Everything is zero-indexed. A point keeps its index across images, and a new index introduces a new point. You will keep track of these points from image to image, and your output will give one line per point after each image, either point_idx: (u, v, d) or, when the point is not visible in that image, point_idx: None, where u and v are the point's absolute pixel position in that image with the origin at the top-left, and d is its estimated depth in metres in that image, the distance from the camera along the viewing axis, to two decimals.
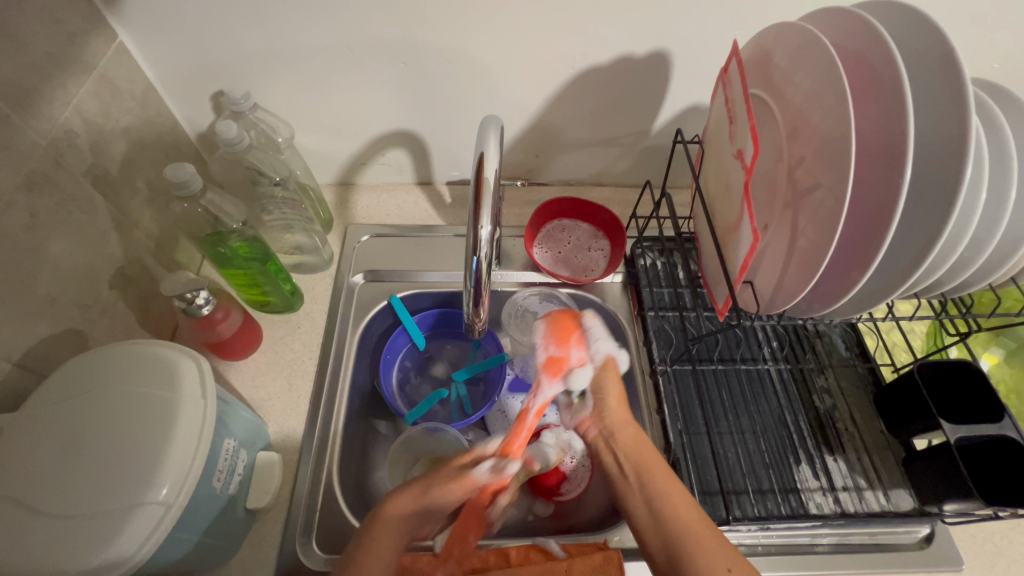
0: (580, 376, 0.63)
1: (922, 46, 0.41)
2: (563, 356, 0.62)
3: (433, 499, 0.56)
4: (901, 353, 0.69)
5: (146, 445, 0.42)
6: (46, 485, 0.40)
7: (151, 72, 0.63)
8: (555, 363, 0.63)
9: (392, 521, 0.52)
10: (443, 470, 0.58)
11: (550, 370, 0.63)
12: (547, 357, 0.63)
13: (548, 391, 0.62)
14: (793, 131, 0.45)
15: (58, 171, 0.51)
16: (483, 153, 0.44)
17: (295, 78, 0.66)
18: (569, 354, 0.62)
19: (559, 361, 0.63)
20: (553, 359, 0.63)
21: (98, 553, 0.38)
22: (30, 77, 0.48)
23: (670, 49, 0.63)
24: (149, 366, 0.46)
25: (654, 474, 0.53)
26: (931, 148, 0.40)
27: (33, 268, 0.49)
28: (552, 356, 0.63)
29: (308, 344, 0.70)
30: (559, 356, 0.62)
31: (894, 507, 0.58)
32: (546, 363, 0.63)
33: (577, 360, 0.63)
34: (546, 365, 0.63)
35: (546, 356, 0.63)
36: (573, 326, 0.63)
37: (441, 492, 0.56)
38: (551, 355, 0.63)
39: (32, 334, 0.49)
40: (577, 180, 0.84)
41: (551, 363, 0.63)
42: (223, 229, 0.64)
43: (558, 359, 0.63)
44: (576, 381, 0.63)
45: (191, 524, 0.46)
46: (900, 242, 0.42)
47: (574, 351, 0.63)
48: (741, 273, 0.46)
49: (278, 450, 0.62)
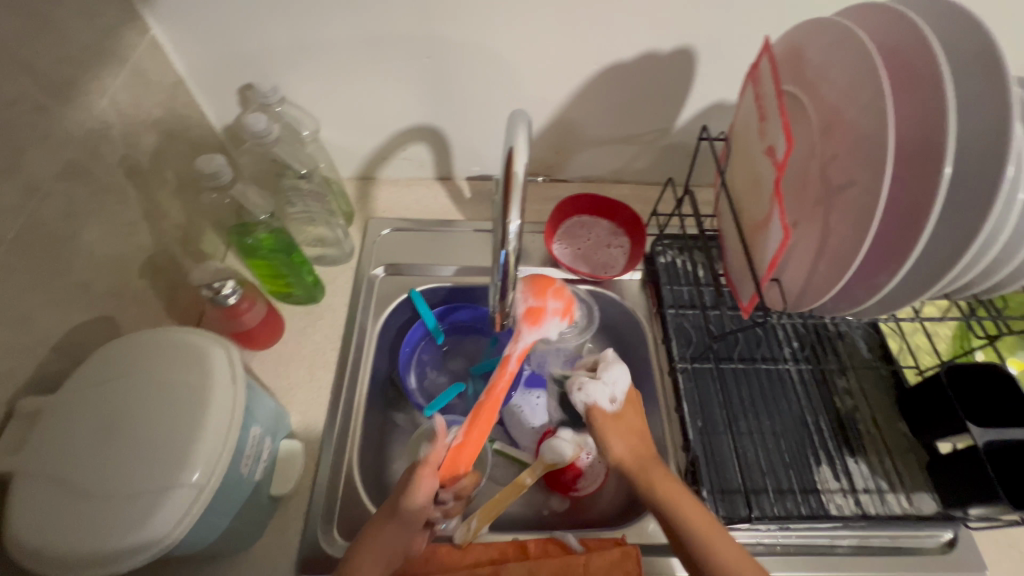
0: (553, 325, 0.62)
1: (963, 43, 0.40)
2: (542, 307, 0.61)
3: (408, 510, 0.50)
4: (925, 357, 0.68)
5: (180, 429, 0.43)
6: (84, 466, 0.41)
7: (181, 65, 0.64)
8: (533, 312, 0.61)
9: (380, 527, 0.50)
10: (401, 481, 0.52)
11: (527, 319, 0.61)
12: (525, 309, 0.61)
13: (528, 337, 0.61)
14: (826, 128, 0.45)
15: (93, 161, 0.52)
16: (512, 147, 0.44)
17: (322, 73, 0.66)
18: (545, 304, 0.61)
19: (536, 312, 0.61)
20: (531, 309, 0.61)
21: (134, 533, 0.39)
22: (69, 69, 0.49)
23: (696, 46, 0.63)
24: (182, 353, 0.47)
25: (679, 509, 0.49)
26: (971, 147, 0.39)
27: (70, 255, 0.50)
28: (529, 308, 0.61)
29: (329, 335, 0.71)
30: (537, 306, 0.61)
31: (917, 510, 0.57)
32: (524, 314, 0.61)
33: (553, 311, 0.62)
34: (523, 314, 0.61)
35: (523, 306, 0.62)
36: (550, 279, 0.63)
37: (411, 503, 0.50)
38: (528, 305, 0.61)
39: (69, 321, 0.51)
40: (597, 177, 0.84)
41: (528, 313, 0.61)
42: (250, 221, 0.65)
43: (536, 309, 0.61)
44: (553, 329, 0.62)
45: (220, 508, 0.46)
46: (936, 241, 0.42)
47: (550, 303, 0.62)
48: (770, 270, 0.46)
49: (300, 439, 0.63)
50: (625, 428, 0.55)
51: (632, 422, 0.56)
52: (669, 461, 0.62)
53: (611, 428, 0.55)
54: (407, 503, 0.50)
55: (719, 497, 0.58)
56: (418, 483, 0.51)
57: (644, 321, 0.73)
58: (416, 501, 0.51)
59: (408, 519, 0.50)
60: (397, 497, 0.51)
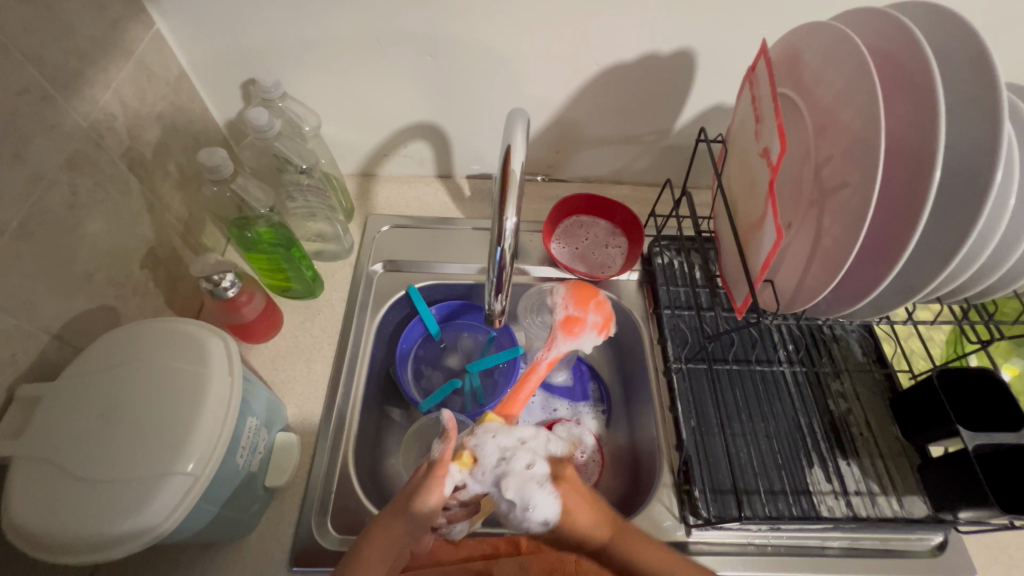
0: (588, 337, 0.65)
1: (956, 48, 0.41)
2: (580, 318, 0.65)
3: (419, 511, 0.48)
4: (919, 361, 0.69)
5: (178, 418, 0.43)
6: (81, 450, 0.42)
7: (185, 59, 0.65)
8: (571, 321, 0.66)
9: (388, 532, 0.47)
10: (419, 474, 0.51)
11: (564, 328, 0.65)
12: (563, 317, 0.66)
13: (562, 345, 0.65)
14: (821, 130, 0.45)
15: (97, 152, 0.53)
16: (510, 145, 0.45)
17: (324, 68, 0.67)
18: (583, 315, 0.65)
19: (574, 321, 0.66)
20: (569, 317, 0.66)
21: (129, 520, 0.39)
22: (74, 61, 0.49)
23: (696, 48, 0.63)
24: (182, 342, 0.48)
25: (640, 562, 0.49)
26: (961, 152, 0.40)
27: (73, 245, 0.51)
28: (569, 317, 0.66)
29: (327, 329, 0.71)
30: (575, 317, 0.66)
31: (907, 514, 0.58)
32: (562, 322, 0.66)
33: (592, 322, 0.65)
34: (561, 322, 0.66)
35: (562, 313, 0.66)
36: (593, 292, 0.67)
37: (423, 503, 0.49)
38: (567, 314, 0.66)
39: (71, 309, 0.51)
40: (596, 177, 0.84)
41: (566, 321, 0.66)
42: (251, 213, 0.65)
43: (575, 318, 0.66)
44: (588, 341, 0.66)
45: (216, 496, 0.47)
46: (927, 245, 0.42)
47: (589, 316, 0.66)
48: (763, 271, 0.46)
49: (296, 431, 0.63)
50: (574, 529, 0.50)
51: (577, 513, 0.51)
52: (662, 460, 0.63)
53: (564, 533, 0.51)
54: (420, 501, 0.48)
55: (711, 497, 0.58)
56: (433, 483, 0.50)
57: (641, 321, 0.73)
58: (427, 501, 0.49)
59: (416, 519, 0.48)
60: (408, 497, 0.49)
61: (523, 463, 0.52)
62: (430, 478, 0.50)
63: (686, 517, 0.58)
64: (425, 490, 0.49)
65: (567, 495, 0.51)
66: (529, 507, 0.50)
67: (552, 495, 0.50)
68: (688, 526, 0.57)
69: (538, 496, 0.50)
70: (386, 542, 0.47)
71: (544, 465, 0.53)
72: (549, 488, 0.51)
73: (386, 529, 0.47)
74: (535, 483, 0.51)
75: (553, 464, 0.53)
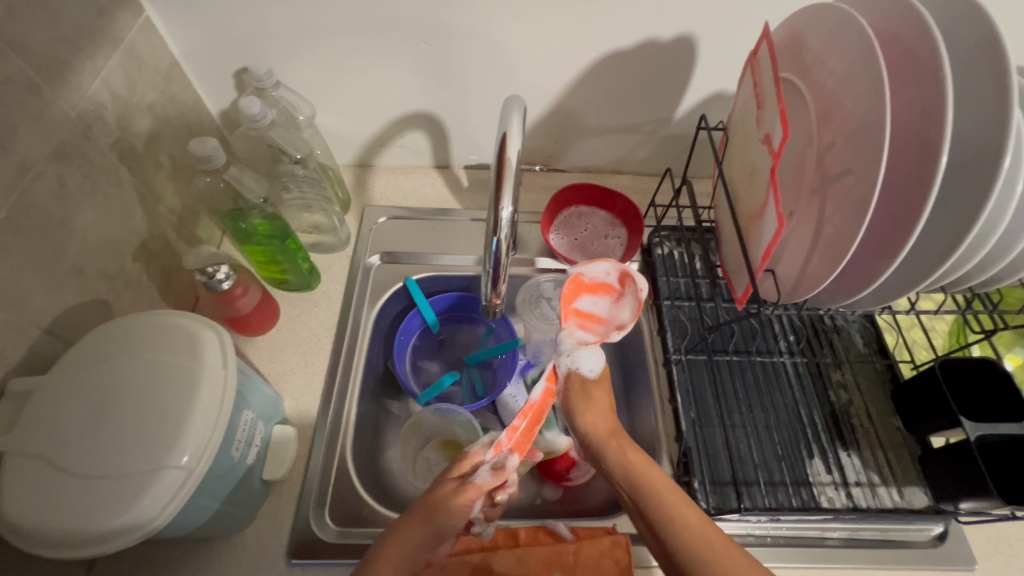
0: (602, 265, 0.60)
1: (965, 30, 0.40)
2: (579, 285, 0.60)
3: (441, 523, 0.49)
4: (921, 352, 0.67)
5: (171, 412, 0.43)
6: (72, 445, 0.41)
7: (176, 48, 0.63)
8: (605, 294, 0.61)
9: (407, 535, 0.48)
10: (443, 488, 0.51)
11: (577, 319, 0.61)
12: (605, 308, 0.61)
13: (596, 304, 0.61)
14: (825, 115, 0.44)
15: (86, 143, 0.52)
16: (506, 133, 0.44)
17: (319, 58, 0.66)
18: (627, 287, 0.60)
19: (598, 288, 0.61)
20: (633, 295, 0.59)
21: (122, 514, 0.39)
22: (60, 48, 0.48)
23: (697, 34, 0.62)
24: (175, 335, 0.47)
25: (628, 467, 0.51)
26: (968, 137, 0.39)
27: (62, 238, 0.50)
28: (578, 308, 0.61)
29: (324, 322, 0.70)
30: (620, 280, 0.60)
31: (908, 504, 0.57)
32: (615, 318, 0.61)
33: (578, 271, 0.60)
34: (626, 313, 0.60)
35: (598, 336, 0.61)
36: (574, 281, 0.60)
37: (446, 517, 0.50)
38: (594, 326, 0.61)
39: (61, 303, 0.51)
40: (594, 168, 0.83)
41: (572, 315, 0.60)
42: (245, 205, 0.64)
43: (605, 287, 0.61)
44: (594, 309, 0.61)
45: (212, 491, 0.47)
46: (932, 232, 0.42)
47: (587, 266, 0.60)
48: (764, 260, 0.45)
49: (293, 425, 0.63)
50: (590, 395, 0.59)
51: (599, 397, 0.60)
52: (662, 451, 0.62)
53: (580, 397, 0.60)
54: (443, 515, 0.49)
55: (710, 488, 0.58)
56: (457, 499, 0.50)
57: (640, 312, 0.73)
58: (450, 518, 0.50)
59: (439, 529, 0.50)
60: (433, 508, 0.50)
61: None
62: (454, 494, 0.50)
63: None
64: (450, 508, 0.50)
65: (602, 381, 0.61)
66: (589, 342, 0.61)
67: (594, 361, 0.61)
68: None
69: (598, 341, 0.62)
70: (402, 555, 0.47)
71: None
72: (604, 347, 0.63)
73: (410, 529, 0.48)
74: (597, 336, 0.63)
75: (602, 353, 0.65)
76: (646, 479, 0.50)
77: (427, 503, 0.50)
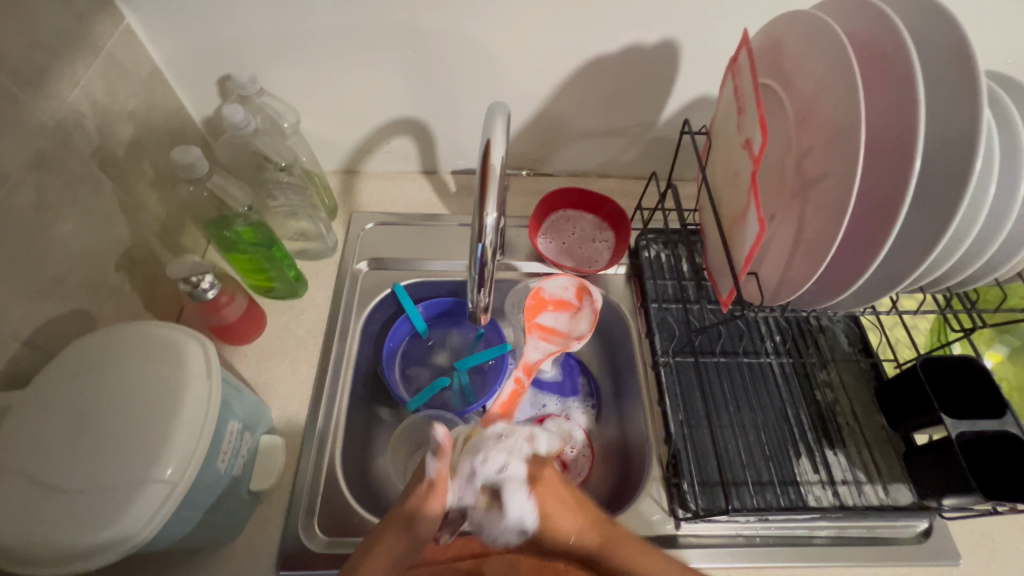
0: (561, 281, 0.70)
1: (936, 37, 0.41)
2: (542, 300, 0.71)
3: (424, 528, 0.48)
4: (904, 350, 0.69)
5: (153, 424, 0.42)
6: (51, 460, 0.40)
7: (157, 55, 0.63)
8: (563, 309, 0.71)
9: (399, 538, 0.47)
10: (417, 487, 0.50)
11: (540, 331, 0.70)
12: (565, 323, 0.71)
13: (554, 318, 0.71)
14: (802, 120, 0.45)
15: (66, 152, 0.51)
16: (489, 140, 0.45)
17: (302, 64, 0.65)
18: (583, 301, 0.70)
19: (559, 303, 0.71)
20: (589, 308, 0.70)
21: (104, 530, 0.39)
22: (38, 56, 0.48)
23: (679, 39, 0.62)
24: (159, 346, 0.46)
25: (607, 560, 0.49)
26: (941, 142, 0.39)
27: (42, 248, 0.49)
28: (541, 323, 0.71)
29: (312, 330, 0.70)
30: (576, 295, 0.71)
31: (893, 501, 0.58)
32: (574, 330, 0.70)
33: (540, 288, 0.71)
34: (584, 324, 0.70)
35: (560, 347, 0.70)
36: (536, 297, 0.70)
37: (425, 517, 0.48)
38: (556, 337, 0.70)
39: (41, 314, 0.50)
40: (582, 171, 0.84)
41: (536, 328, 0.70)
42: (230, 213, 0.64)
43: (565, 302, 0.71)
44: (555, 322, 0.71)
45: (197, 502, 0.46)
46: (909, 234, 0.42)
47: (547, 282, 0.71)
48: (746, 264, 0.46)
49: (281, 434, 0.62)
50: (557, 536, 0.50)
51: (561, 520, 0.50)
52: (651, 453, 0.63)
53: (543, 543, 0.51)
54: (424, 516, 0.48)
55: (699, 489, 0.59)
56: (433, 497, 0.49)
57: (628, 315, 0.73)
58: (429, 520, 0.48)
59: (421, 534, 0.48)
60: (413, 510, 0.48)
61: (495, 468, 0.53)
62: (427, 492, 0.49)
63: (674, 510, 0.58)
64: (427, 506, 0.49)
65: (551, 501, 0.51)
66: (504, 509, 0.51)
67: (529, 498, 0.51)
68: (678, 520, 0.57)
69: (513, 496, 0.51)
70: (391, 559, 0.46)
71: (521, 468, 0.53)
72: (527, 492, 0.51)
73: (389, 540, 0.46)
74: (511, 486, 0.52)
75: (531, 464, 0.54)
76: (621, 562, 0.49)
77: (407, 509, 0.48)
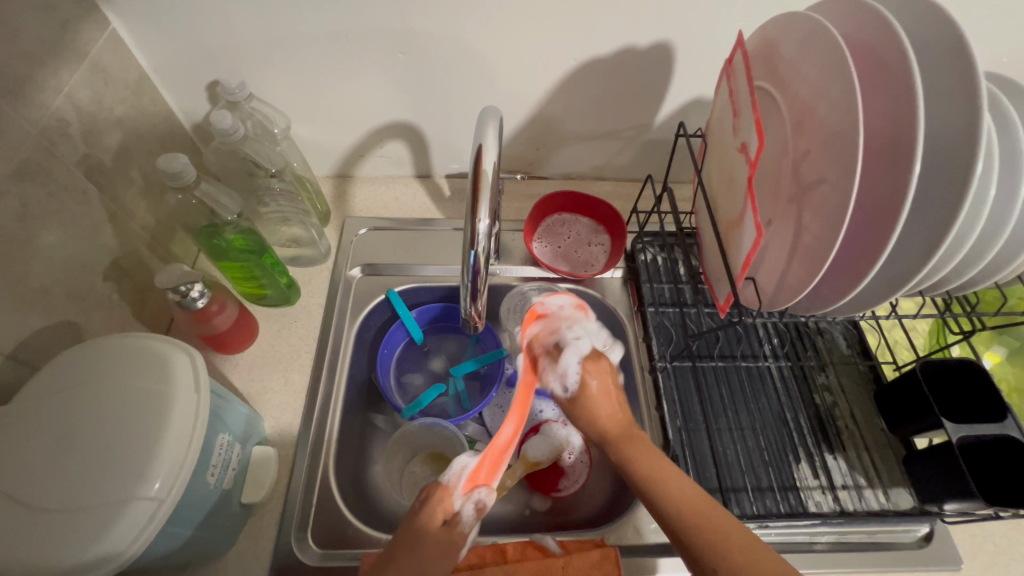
0: (561, 300, 0.64)
1: (935, 38, 0.40)
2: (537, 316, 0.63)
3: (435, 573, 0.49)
4: (903, 352, 0.68)
5: (140, 440, 0.41)
6: (34, 478, 0.39)
7: (144, 60, 0.62)
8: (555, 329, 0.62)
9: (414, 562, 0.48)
10: (433, 535, 0.51)
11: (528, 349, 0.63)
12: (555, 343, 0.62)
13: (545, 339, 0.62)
14: (799, 124, 0.44)
15: (50, 161, 0.50)
16: (482, 145, 0.44)
17: (292, 69, 0.64)
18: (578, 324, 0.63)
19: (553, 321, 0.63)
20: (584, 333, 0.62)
21: (87, 549, 0.37)
22: (20, 64, 0.46)
23: (674, 41, 0.62)
24: (146, 359, 0.45)
25: (622, 449, 0.51)
26: (940, 143, 0.39)
27: (26, 259, 0.48)
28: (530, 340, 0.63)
29: (304, 338, 0.69)
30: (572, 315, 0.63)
31: (894, 506, 0.58)
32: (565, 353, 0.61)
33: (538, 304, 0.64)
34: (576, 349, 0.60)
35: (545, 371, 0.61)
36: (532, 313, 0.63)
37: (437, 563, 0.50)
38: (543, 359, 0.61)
39: (26, 326, 0.49)
40: (577, 174, 0.83)
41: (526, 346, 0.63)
42: (218, 221, 0.63)
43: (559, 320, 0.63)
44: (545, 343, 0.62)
45: (186, 518, 0.45)
46: (909, 237, 0.42)
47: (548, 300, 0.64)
48: (744, 269, 0.45)
49: (273, 444, 0.61)
50: (589, 407, 0.55)
51: (597, 399, 0.56)
52: None
53: (575, 410, 0.57)
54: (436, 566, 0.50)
55: None
56: (446, 548, 0.51)
57: (625, 319, 0.72)
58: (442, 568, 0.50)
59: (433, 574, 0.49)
60: (427, 559, 0.49)
61: (573, 335, 0.60)
62: (439, 543, 0.51)
63: None
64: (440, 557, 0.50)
65: (596, 377, 0.57)
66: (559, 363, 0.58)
67: (580, 364, 0.57)
68: None
69: (570, 358, 0.58)
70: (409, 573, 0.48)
71: (587, 345, 0.59)
72: (581, 359, 0.58)
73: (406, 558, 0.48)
74: (574, 350, 0.58)
75: (597, 350, 0.59)
76: (634, 454, 0.50)
77: (421, 552, 0.49)
